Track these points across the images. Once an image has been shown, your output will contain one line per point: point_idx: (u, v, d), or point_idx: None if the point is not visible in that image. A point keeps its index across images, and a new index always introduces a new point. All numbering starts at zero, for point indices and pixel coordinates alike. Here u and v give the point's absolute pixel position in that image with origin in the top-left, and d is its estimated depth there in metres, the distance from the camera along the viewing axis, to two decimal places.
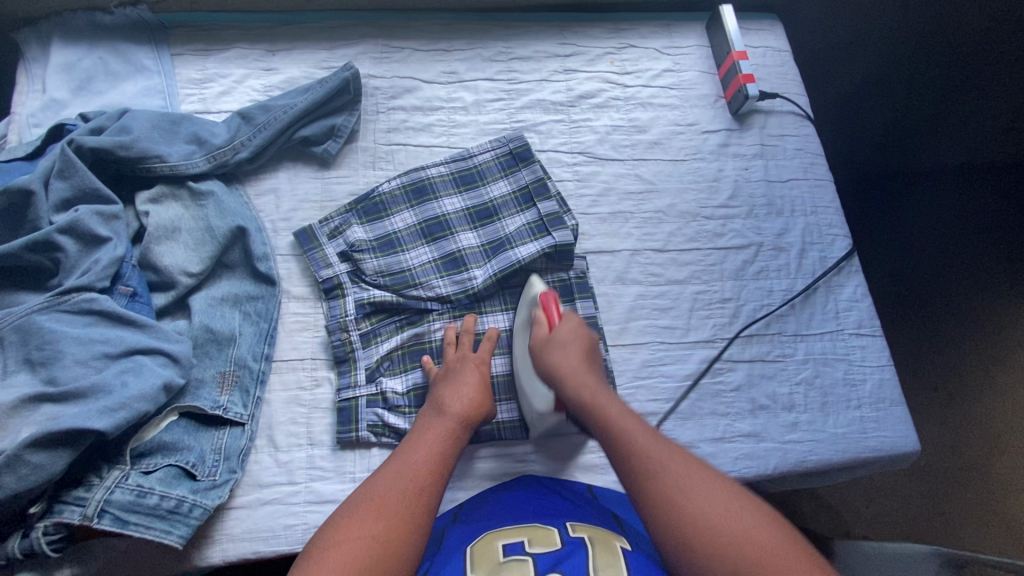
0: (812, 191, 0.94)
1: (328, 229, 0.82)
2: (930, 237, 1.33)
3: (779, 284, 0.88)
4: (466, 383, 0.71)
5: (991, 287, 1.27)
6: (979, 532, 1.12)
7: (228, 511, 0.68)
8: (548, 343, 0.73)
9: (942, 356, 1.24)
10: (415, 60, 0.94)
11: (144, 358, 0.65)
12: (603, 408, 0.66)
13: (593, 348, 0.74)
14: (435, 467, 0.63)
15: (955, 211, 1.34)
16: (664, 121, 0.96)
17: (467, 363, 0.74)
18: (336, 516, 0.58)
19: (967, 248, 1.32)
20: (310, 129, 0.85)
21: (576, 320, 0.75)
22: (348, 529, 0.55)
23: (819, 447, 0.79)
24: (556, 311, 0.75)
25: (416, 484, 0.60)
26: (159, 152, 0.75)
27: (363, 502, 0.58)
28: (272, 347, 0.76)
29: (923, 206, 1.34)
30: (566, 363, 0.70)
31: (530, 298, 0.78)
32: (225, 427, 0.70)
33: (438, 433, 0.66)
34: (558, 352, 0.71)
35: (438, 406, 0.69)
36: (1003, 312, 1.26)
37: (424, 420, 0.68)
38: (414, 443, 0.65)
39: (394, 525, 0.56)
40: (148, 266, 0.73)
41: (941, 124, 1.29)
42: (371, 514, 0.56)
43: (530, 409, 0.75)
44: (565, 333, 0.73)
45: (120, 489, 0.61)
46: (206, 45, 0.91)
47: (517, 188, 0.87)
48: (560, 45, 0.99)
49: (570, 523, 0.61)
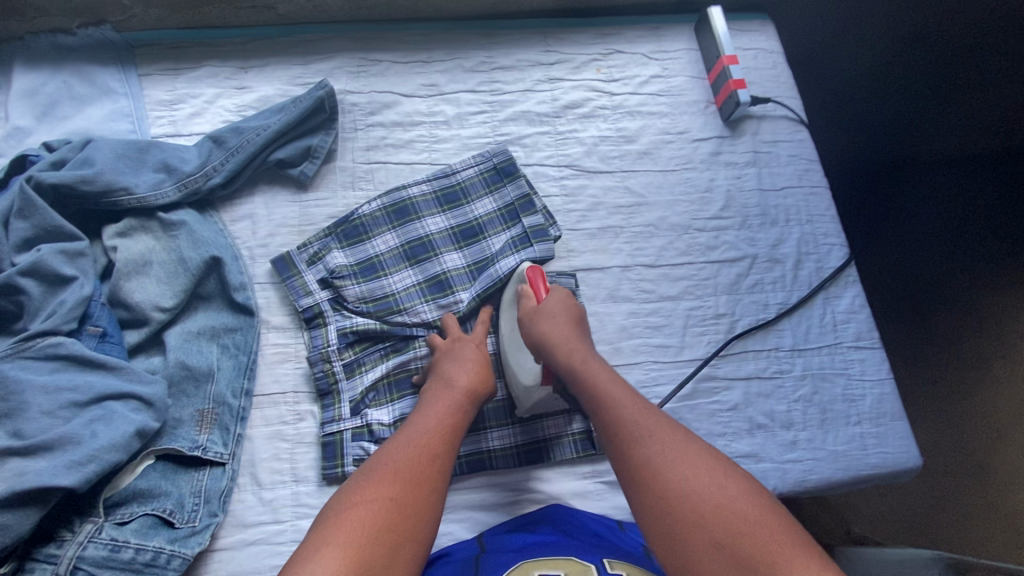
0: (807, 200, 0.91)
1: (307, 255, 0.79)
2: (935, 235, 1.28)
3: (775, 297, 0.85)
4: (468, 359, 0.70)
5: (992, 285, 1.24)
6: (977, 530, 1.11)
7: (211, 554, 0.66)
8: (537, 314, 0.72)
9: (943, 353, 1.22)
10: (394, 74, 0.90)
11: (115, 404, 0.62)
12: (592, 374, 0.65)
13: (581, 315, 0.73)
14: (447, 432, 0.62)
15: (965, 205, 1.28)
16: (653, 130, 0.92)
17: (469, 344, 0.73)
18: (349, 481, 0.57)
19: (973, 244, 1.27)
20: (284, 151, 0.81)
21: (563, 291, 0.74)
22: (367, 489, 0.54)
23: (819, 465, 0.77)
24: (543, 285, 0.75)
25: (430, 449, 0.59)
26: (125, 184, 0.72)
27: (378, 464, 0.57)
28: (252, 381, 0.74)
29: (930, 203, 1.28)
30: (556, 333, 0.69)
31: (516, 275, 0.78)
32: (205, 468, 0.68)
33: (446, 405, 0.65)
34: (547, 323, 0.70)
35: (445, 381, 0.68)
36: (999, 304, 1.24)
37: (432, 394, 0.67)
38: (424, 413, 0.64)
39: (416, 487, 0.55)
40: (117, 303, 0.70)
41: (945, 107, 1.25)
42: (388, 476, 0.56)
43: (515, 385, 0.74)
44: (553, 304, 0.72)
45: (93, 544, 0.59)
46: (175, 64, 0.87)
47: (502, 205, 0.84)
48: (543, 52, 0.95)
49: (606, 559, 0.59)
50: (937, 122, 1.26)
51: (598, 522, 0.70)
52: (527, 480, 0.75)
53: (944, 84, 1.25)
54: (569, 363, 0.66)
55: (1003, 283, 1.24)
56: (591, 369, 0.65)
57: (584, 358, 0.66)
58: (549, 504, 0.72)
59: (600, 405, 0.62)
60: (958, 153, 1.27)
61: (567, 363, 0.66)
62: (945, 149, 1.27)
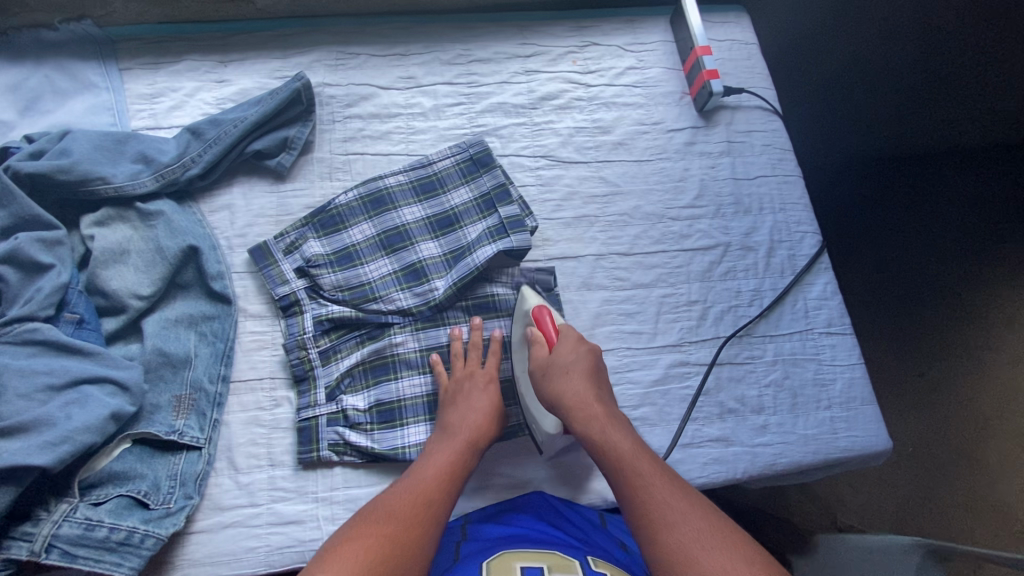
0: (780, 188, 0.92)
1: (284, 244, 0.80)
2: (927, 229, 1.29)
3: (747, 285, 0.87)
4: (473, 407, 0.71)
5: (983, 276, 1.25)
6: (965, 521, 1.12)
7: (188, 536, 0.67)
8: (550, 370, 0.71)
9: (929, 345, 1.23)
10: (372, 66, 0.92)
11: (91, 388, 0.64)
12: (615, 447, 0.64)
13: (596, 362, 0.72)
14: (444, 482, 0.64)
15: (953, 200, 1.29)
16: (628, 121, 0.94)
17: (478, 387, 0.73)
18: (347, 521, 0.60)
19: (963, 237, 1.27)
20: (262, 142, 0.83)
21: (573, 335, 0.73)
22: (364, 526, 0.58)
23: (789, 449, 0.78)
24: (553, 326, 0.74)
25: (425, 497, 0.62)
26: (102, 174, 0.73)
27: (375, 507, 0.60)
28: (229, 367, 0.75)
29: (917, 197, 1.30)
30: (571, 393, 0.68)
31: (523, 313, 0.78)
32: (181, 452, 0.69)
33: (445, 456, 0.67)
34: (559, 379, 0.69)
35: (448, 430, 0.69)
36: (991, 296, 1.24)
37: (433, 443, 0.69)
38: (426, 460, 0.67)
39: (409, 529, 0.58)
40: (96, 291, 0.71)
41: (938, 108, 1.23)
42: (384, 517, 0.59)
43: (539, 432, 0.73)
44: (565, 355, 0.71)
45: (67, 523, 0.61)
46: (155, 58, 0.89)
47: (478, 194, 0.85)
48: (520, 45, 0.97)
49: (590, 558, 0.62)
50: (925, 120, 1.24)
51: (571, 510, 0.72)
52: (504, 465, 0.76)
53: (939, 89, 1.20)
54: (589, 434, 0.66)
55: (994, 273, 1.25)
56: (613, 440, 0.65)
57: (607, 426, 0.66)
58: (531, 492, 0.73)
59: (622, 480, 0.62)
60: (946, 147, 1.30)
61: (587, 434, 0.66)
62: (931, 143, 1.28)
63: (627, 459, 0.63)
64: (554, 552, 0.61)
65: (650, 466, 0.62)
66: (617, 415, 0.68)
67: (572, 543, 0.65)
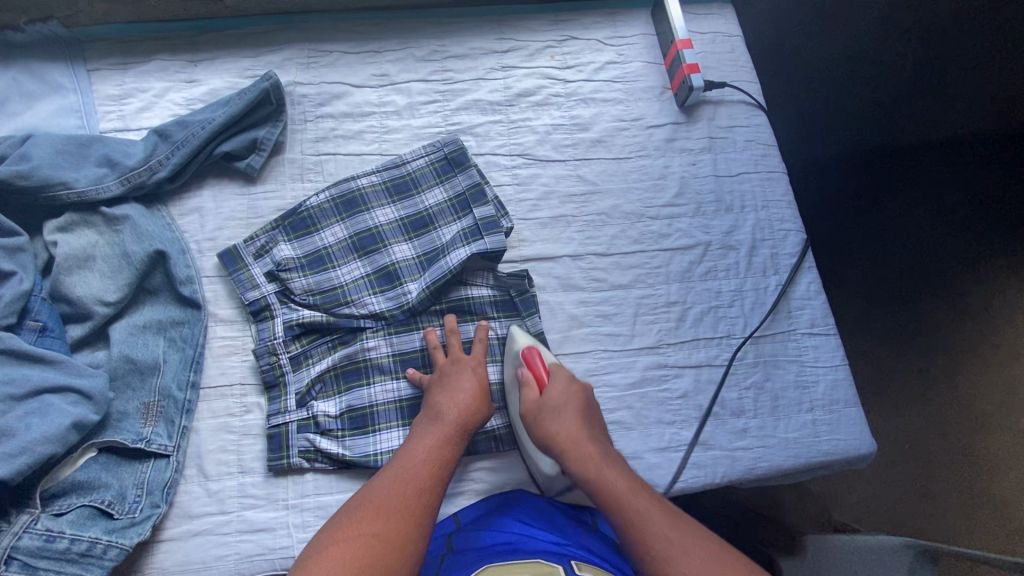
0: (763, 184, 0.90)
1: (254, 248, 0.79)
2: (926, 219, 1.25)
3: (727, 285, 0.85)
4: (460, 389, 0.70)
5: (983, 270, 1.22)
6: (961, 519, 1.10)
7: (157, 545, 0.66)
8: (542, 411, 0.69)
9: (929, 342, 1.20)
10: (345, 64, 0.90)
11: (53, 397, 0.63)
12: (610, 484, 0.63)
13: (587, 397, 0.72)
14: (434, 469, 0.63)
15: (956, 192, 1.25)
16: (608, 117, 0.92)
17: (459, 368, 0.72)
18: (332, 520, 0.59)
19: (964, 228, 1.24)
20: (230, 144, 0.81)
21: (565, 374, 0.72)
22: (350, 527, 0.57)
23: (769, 453, 0.76)
24: (543, 368, 0.72)
25: (415, 486, 0.61)
26: (64, 178, 0.73)
27: (360, 505, 0.59)
28: (198, 373, 0.74)
29: (917, 184, 1.25)
30: (565, 432, 0.67)
31: (513, 356, 0.75)
32: (148, 460, 0.68)
33: (432, 439, 0.66)
34: (552, 419, 0.68)
35: (433, 413, 0.68)
36: (992, 288, 1.21)
37: (419, 427, 0.68)
38: (412, 448, 0.65)
39: (399, 526, 0.57)
40: (60, 298, 0.70)
41: (936, 95, 1.22)
42: (372, 513, 0.58)
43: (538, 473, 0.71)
44: (556, 395, 0.70)
45: (27, 535, 0.61)
46: (124, 58, 0.88)
47: (452, 195, 0.84)
48: (497, 40, 0.95)
49: (574, 562, 0.60)
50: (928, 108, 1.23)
51: (556, 508, 0.71)
52: (477, 468, 0.74)
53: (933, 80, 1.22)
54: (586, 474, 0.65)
55: (994, 266, 1.22)
56: (609, 479, 0.64)
57: (601, 465, 0.65)
58: (516, 491, 0.72)
59: (621, 517, 0.61)
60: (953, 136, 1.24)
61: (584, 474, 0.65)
62: (931, 134, 1.24)
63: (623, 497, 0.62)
64: (538, 560, 0.60)
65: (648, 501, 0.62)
66: (609, 451, 0.68)
67: (557, 547, 0.63)
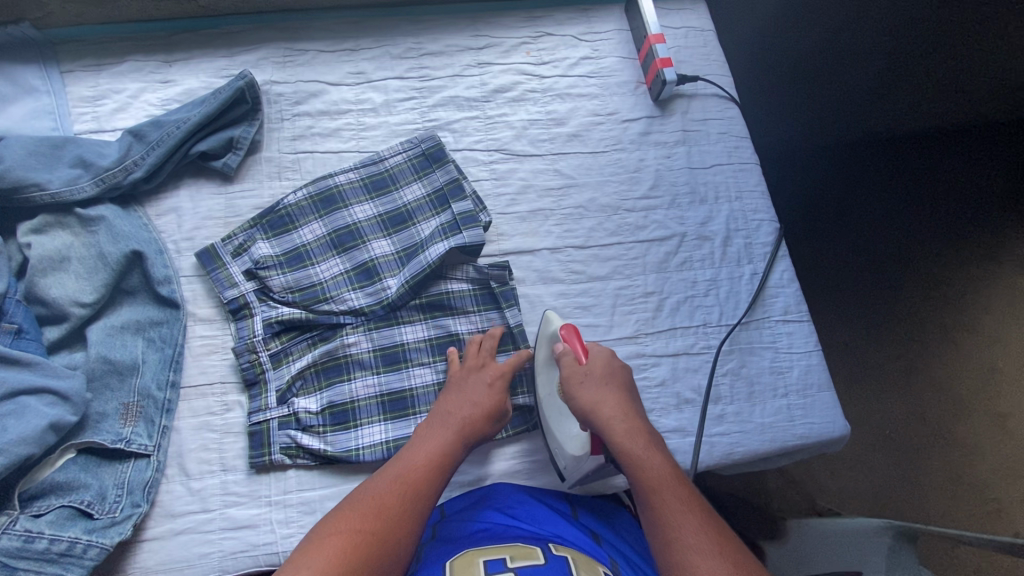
0: (736, 176, 0.92)
1: (232, 247, 0.79)
2: (903, 208, 1.29)
3: (703, 274, 0.86)
4: (473, 401, 0.69)
5: (959, 262, 1.25)
6: (943, 502, 1.12)
7: (139, 544, 0.67)
8: (583, 378, 0.70)
9: (907, 330, 1.23)
10: (321, 62, 0.91)
11: (29, 398, 0.63)
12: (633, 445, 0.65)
13: (628, 377, 0.72)
14: (433, 471, 0.64)
15: (930, 184, 1.29)
16: (583, 112, 0.93)
17: (483, 382, 0.71)
18: (333, 510, 0.60)
19: (940, 216, 1.28)
20: (206, 143, 0.81)
21: (604, 353, 0.73)
22: (344, 520, 0.57)
23: (746, 438, 0.78)
24: (582, 345, 0.73)
25: (411, 487, 0.62)
26: (38, 180, 0.72)
27: (356, 500, 0.60)
28: (178, 373, 0.74)
29: (892, 175, 1.30)
30: (595, 400, 0.68)
31: (548, 334, 0.76)
32: (128, 461, 0.68)
33: (434, 441, 0.66)
34: (589, 388, 0.69)
35: (438, 418, 0.68)
36: (966, 277, 1.24)
37: (423, 427, 0.68)
38: (414, 447, 0.66)
39: (390, 524, 0.58)
40: (34, 300, 0.70)
41: (904, 91, 1.21)
42: (366, 509, 0.58)
43: (562, 455, 0.71)
44: (597, 367, 0.71)
45: (7, 535, 0.61)
46: (97, 60, 0.87)
47: (431, 190, 0.84)
48: (472, 37, 0.96)
49: (552, 543, 0.63)
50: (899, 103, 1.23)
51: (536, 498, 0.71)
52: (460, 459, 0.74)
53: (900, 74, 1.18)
54: (626, 445, 0.65)
55: (968, 256, 1.25)
56: (649, 458, 0.64)
57: (644, 441, 0.66)
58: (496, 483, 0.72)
59: (653, 505, 0.60)
60: (924, 131, 1.29)
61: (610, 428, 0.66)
62: (902, 128, 1.28)
63: (644, 455, 0.64)
64: (516, 544, 0.62)
65: (686, 495, 0.60)
66: (646, 424, 0.68)
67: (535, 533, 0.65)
